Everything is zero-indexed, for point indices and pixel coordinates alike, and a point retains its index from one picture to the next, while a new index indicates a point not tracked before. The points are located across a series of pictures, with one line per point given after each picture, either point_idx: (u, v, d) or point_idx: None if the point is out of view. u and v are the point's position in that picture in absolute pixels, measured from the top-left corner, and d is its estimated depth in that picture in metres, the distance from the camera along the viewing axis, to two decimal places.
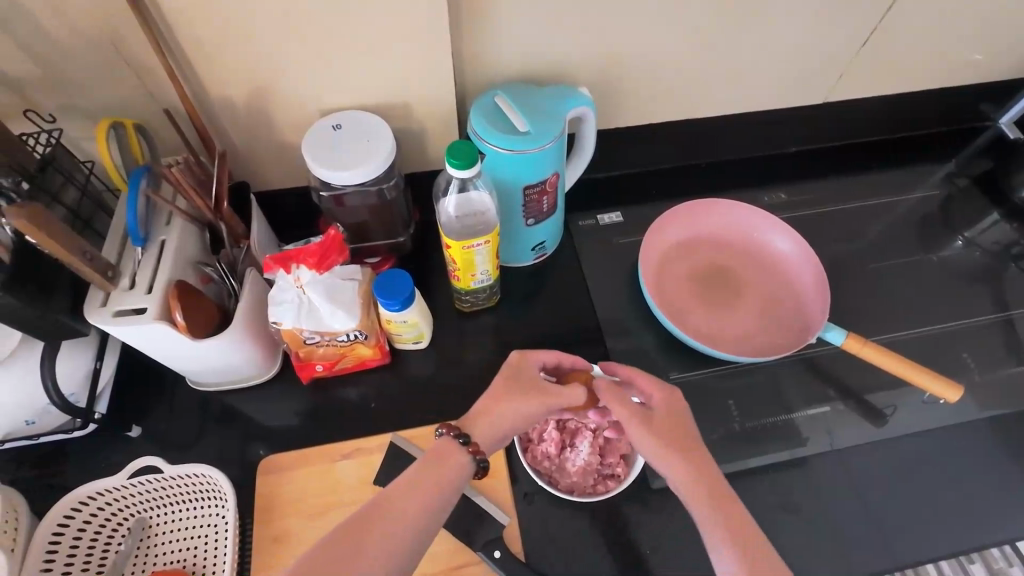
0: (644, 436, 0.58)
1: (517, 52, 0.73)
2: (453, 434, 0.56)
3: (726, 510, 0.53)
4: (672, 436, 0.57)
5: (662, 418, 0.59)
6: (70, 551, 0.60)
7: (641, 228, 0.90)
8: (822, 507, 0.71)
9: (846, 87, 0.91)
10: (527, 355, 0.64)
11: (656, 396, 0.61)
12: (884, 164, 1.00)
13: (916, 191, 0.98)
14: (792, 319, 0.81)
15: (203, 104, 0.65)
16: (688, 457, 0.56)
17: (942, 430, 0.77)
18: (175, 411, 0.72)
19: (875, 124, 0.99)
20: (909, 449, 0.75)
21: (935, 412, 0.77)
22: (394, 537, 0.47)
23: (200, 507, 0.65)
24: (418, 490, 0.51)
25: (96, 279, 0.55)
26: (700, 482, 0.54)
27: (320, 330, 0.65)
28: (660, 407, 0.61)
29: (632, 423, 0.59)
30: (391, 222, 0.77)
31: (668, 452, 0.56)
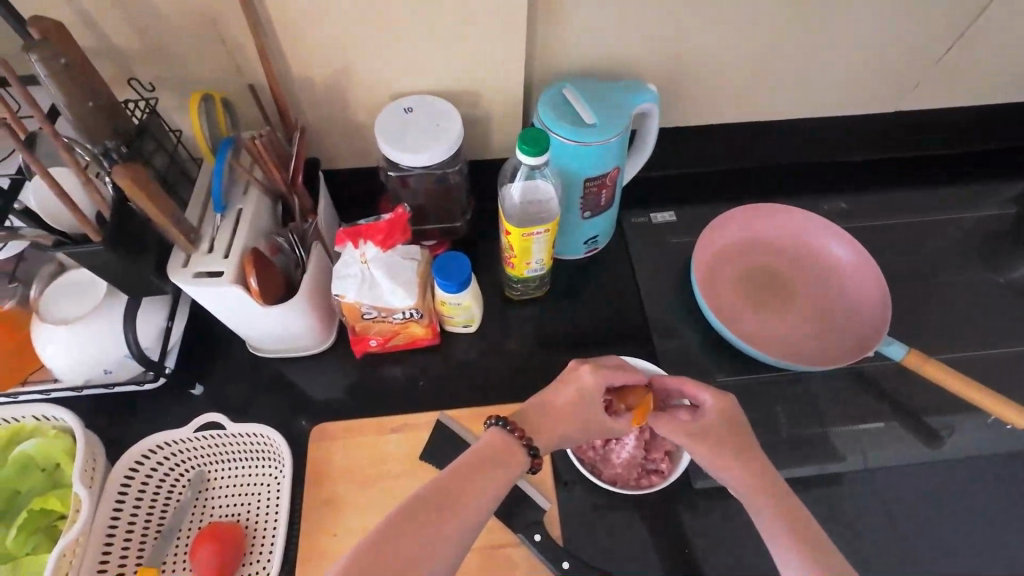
0: (701, 448, 0.58)
1: (587, 43, 0.73)
2: (502, 424, 0.57)
3: (793, 518, 0.53)
4: (730, 446, 0.58)
5: (719, 427, 0.59)
6: (138, 494, 0.64)
7: (694, 230, 0.90)
8: (866, 523, 0.70)
9: (919, 94, 0.89)
10: (597, 371, 0.61)
11: (709, 401, 0.60)
12: (952, 179, 0.97)
13: (987, 207, 0.94)
14: (849, 330, 0.79)
15: (285, 82, 0.68)
16: (748, 467, 0.56)
17: (998, 456, 0.74)
18: (236, 373, 0.76)
19: (945, 135, 0.96)
20: (962, 473, 0.73)
21: (993, 438, 0.75)
22: (451, 531, 0.48)
23: (255, 465, 0.68)
24: (478, 479, 0.52)
25: (180, 241, 0.59)
26: (762, 492, 0.55)
27: (378, 305, 0.67)
28: (715, 418, 0.60)
29: (689, 437, 0.59)
30: (448, 207, 0.79)
31: (728, 463, 0.57)
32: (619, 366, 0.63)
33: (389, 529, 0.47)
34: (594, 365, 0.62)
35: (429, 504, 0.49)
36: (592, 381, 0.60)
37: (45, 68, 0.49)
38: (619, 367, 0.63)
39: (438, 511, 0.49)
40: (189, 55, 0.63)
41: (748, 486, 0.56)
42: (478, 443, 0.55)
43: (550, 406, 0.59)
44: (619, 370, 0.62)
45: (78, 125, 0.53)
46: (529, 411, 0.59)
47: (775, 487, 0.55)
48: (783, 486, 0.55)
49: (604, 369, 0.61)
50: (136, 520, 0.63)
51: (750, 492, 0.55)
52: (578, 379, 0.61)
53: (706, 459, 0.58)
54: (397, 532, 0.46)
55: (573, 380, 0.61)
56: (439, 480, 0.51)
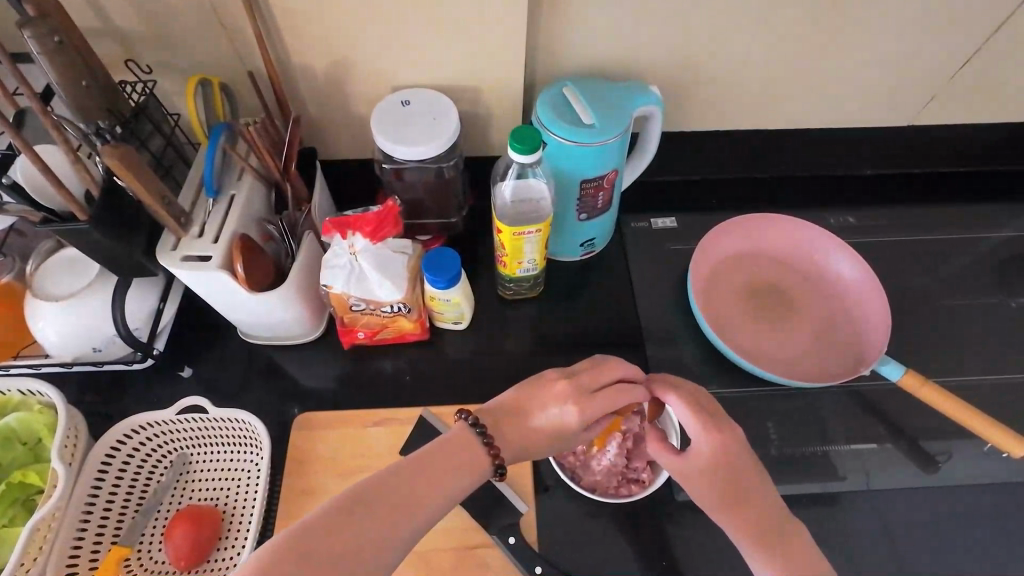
0: (692, 483, 0.56)
1: (592, 43, 0.73)
2: (469, 421, 0.56)
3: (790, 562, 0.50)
4: (723, 486, 0.54)
5: (712, 466, 0.54)
6: (119, 474, 0.64)
7: (695, 237, 0.88)
8: (856, 546, 0.68)
9: (934, 108, 0.87)
10: (583, 408, 0.57)
11: (702, 439, 0.55)
12: (967, 197, 0.94)
13: (1003, 228, 0.91)
14: (847, 348, 0.77)
15: (285, 70, 0.68)
16: (743, 506, 0.53)
17: (998, 486, 0.72)
18: (225, 358, 0.76)
19: (962, 151, 0.93)
20: (959, 501, 0.71)
21: (994, 467, 0.73)
22: (411, 519, 0.48)
23: (236, 451, 0.68)
24: (438, 475, 0.51)
25: (169, 223, 0.59)
26: (757, 533, 0.52)
27: (367, 298, 0.67)
28: (707, 457, 0.55)
29: (679, 470, 0.57)
30: (444, 203, 0.78)
31: (721, 503, 0.54)
32: (607, 397, 0.58)
33: (351, 505, 0.47)
34: (579, 399, 0.58)
35: (388, 491, 0.49)
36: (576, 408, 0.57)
37: (38, 45, 0.49)
38: (610, 395, 0.58)
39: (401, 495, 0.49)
40: (190, 40, 0.64)
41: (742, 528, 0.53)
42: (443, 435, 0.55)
43: (529, 425, 0.57)
44: (610, 404, 0.58)
45: (71, 103, 0.53)
46: (507, 412, 0.58)
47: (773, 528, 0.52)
48: (783, 525, 0.53)
49: (590, 408, 0.57)
50: (115, 497, 0.63)
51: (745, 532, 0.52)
52: (562, 411, 0.58)
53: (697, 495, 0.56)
54: (359, 509, 0.47)
55: (557, 409, 0.58)
56: (407, 464, 0.51)
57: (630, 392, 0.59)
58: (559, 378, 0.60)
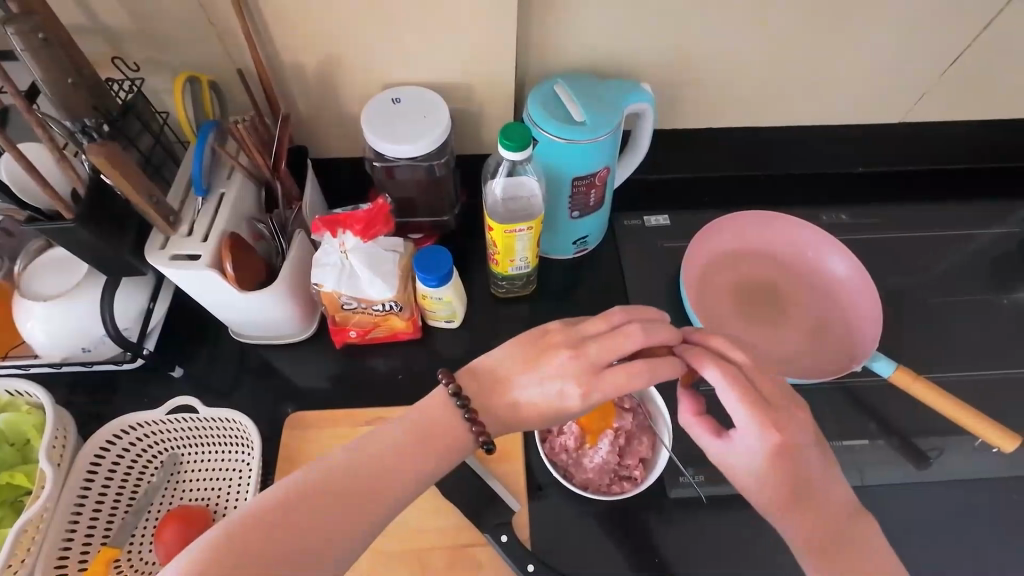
0: (752, 486, 0.53)
1: (583, 41, 0.73)
2: (449, 387, 0.55)
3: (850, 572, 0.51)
4: (789, 494, 0.52)
5: (772, 472, 0.52)
6: (109, 474, 0.63)
7: (687, 235, 0.88)
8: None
9: (926, 105, 0.87)
10: (585, 389, 0.54)
11: (760, 444, 0.52)
12: (960, 194, 0.94)
13: (995, 225, 0.91)
14: (841, 345, 0.77)
15: (274, 68, 0.68)
16: (808, 515, 0.52)
17: (989, 482, 0.72)
18: (216, 357, 0.75)
19: (955, 148, 0.93)
20: (950, 495, 0.71)
21: (985, 463, 0.73)
22: (391, 501, 0.50)
23: (227, 450, 0.68)
24: (418, 450, 0.52)
25: (158, 222, 0.58)
26: (817, 540, 0.52)
27: (358, 297, 0.66)
28: (767, 462, 0.52)
29: (738, 470, 0.54)
30: (437, 201, 0.78)
31: (786, 512, 0.52)
32: (615, 377, 0.54)
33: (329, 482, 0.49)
34: (583, 377, 0.55)
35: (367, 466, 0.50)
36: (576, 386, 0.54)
37: (22, 41, 0.49)
38: (621, 375, 0.54)
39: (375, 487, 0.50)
40: (178, 38, 0.63)
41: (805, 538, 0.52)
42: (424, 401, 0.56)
43: (516, 402, 0.56)
44: (618, 385, 0.54)
45: (57, 100, 0.53)
46: (495, 377, 0.57)
47: (833, 537, 0.52)
48: (839, 526, 0.52)
49: (593, 387, 0.54)
50: (105, 498, 0.63)
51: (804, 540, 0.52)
52: (562, 387, 0.55)
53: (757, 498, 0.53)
54: (331, 509, 0.47)
55: (556, 386, 0.55)
56: (380, 450, 0.51)
57: (648, 370, 0.54)
58: (563, 348, 0.56)
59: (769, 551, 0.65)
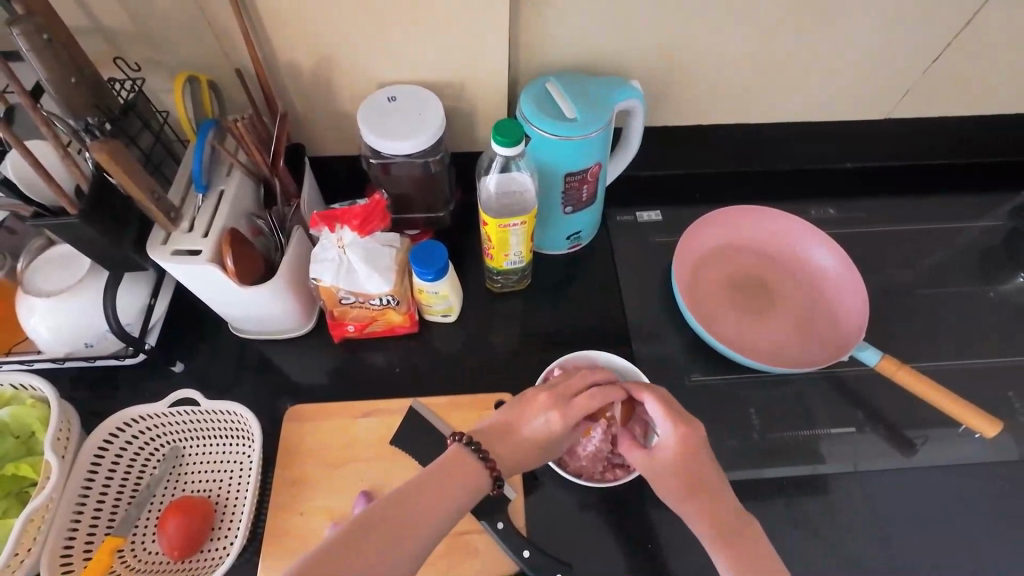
0: (660, 484, 0.56)
1: (574, 41, 0.74)
2: (463, 441, 0.57)
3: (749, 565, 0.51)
4: (693, 486, 0.55)
5: (677, 460, 0.56)
6: (112, 467, 0.65)
7: (679, 229, 0.90)
8: (835, 530, 0.70)
9: (912, 102, 0.89)
10: (564, 414, 0.60)
11: (668, 436, 0.57)
12: (946, 189, 0.96)
13: (980, 219, 0.93)
14: (829, 336, 0.79)
15: (271, 68, 0.69)
16: (711, 508, 0.54)
17: (974, 468, 0.74)
18: (216, 353, 0.77)
19: (941, 144, 0.95)
20: (934, 483, 0.73)
21: (970, 450, 0.75)
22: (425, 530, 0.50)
23: (228, 443, 0.68)
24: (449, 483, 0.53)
25: (159, 218, 0.60)
26: (719, 532, 0.53)
27: (355, 291, 0.68)
28: (672, 449, 0.56)
29: (648, 468, 0.57)
30: (433, 198, 0.80)
31: (688, 502, 0.54)
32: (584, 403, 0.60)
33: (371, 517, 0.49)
34: (560, 407, 0.60)
35: (405, 497, 0.51)
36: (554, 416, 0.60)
37: (27, 42, 0.50)
38: (585, 399, 0.61)
39: (398, 523, 0.49)
40: (177, 39, 0.65)
41: (709, 531, 0.53)
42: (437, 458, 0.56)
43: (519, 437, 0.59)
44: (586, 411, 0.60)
45: (59, 98, 0.54)
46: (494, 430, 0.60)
47: (733, 527, 0.53)
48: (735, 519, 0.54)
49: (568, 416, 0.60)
50: (108, 491, 0.64)
51: (707, 533, 0.53)
52: (545, 420, 0.60)
53: (664, 494, 0.56)
54: (374, 532, 0.48)
55: (542, 419, 0.60)
56: (417, 482, 0.53)
57: (605, 394, 0.61)
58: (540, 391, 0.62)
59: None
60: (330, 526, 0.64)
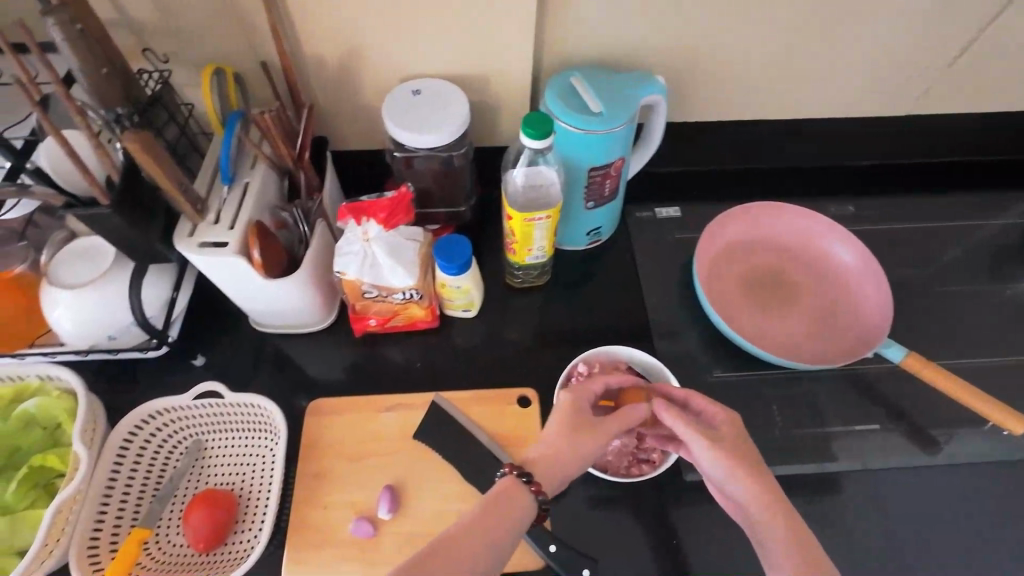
0: (726, 462, 0.56)
1: (598, 35, 0.74)
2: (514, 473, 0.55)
3: (811, 553, 0.51)
4: (748, 457, 0.57)
5: (732, 433, 0.59)
6: (136, 459, 0.65)
7: (698, 226, 0.90)
8: (849, 528, 0.69)
9: (912, 97, 0.88)
10: (574, 390, 0.62)
11: (717, 411, 0.61)
12: (946, 188, 0.96)
13: (983, 219, 0.93)
14: (851, 333, 0.79)
15: (297, 62, 0.69)
16: (764, 478, 0.55)
17: (986, 469, 0.73)
18: (237, 346, 0.76)
19: (940, 143, 0.94)
20: (947, 483, 0.73)
21: (984, 451, 0.74)
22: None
23: (251, 437, 0.69)
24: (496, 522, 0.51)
25: (186, 210, 0.59)
26: (782, 516, 0.53)
27: (379, 284, 0.68)
28: (725, 425, 0.60)
29: (712, 448, 0.57)
30: (454, 193, 0.80)
31: (743, 469, 0.56)
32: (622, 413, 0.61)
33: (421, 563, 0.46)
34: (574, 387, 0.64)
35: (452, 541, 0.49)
36: (566, 394, 0.62)
37: (61, 32, 0.50)
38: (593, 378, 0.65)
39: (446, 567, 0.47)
40: (203, 30, 0.64)
41: (773, 515, 0.53)
42: (491, 489, 0.54)
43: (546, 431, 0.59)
44: (623, 423, 0.61)
45: (92, 91, 0.54)
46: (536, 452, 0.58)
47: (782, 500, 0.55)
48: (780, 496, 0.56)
49: (606, 420, 0.60)
50: (132, 485, 0.64)
51: (771, 518, 0.53)
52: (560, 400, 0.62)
53: (727, 474, 0.56)
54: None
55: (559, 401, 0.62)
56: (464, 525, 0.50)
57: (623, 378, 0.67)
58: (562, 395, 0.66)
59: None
60: (355, 521, 0.64)
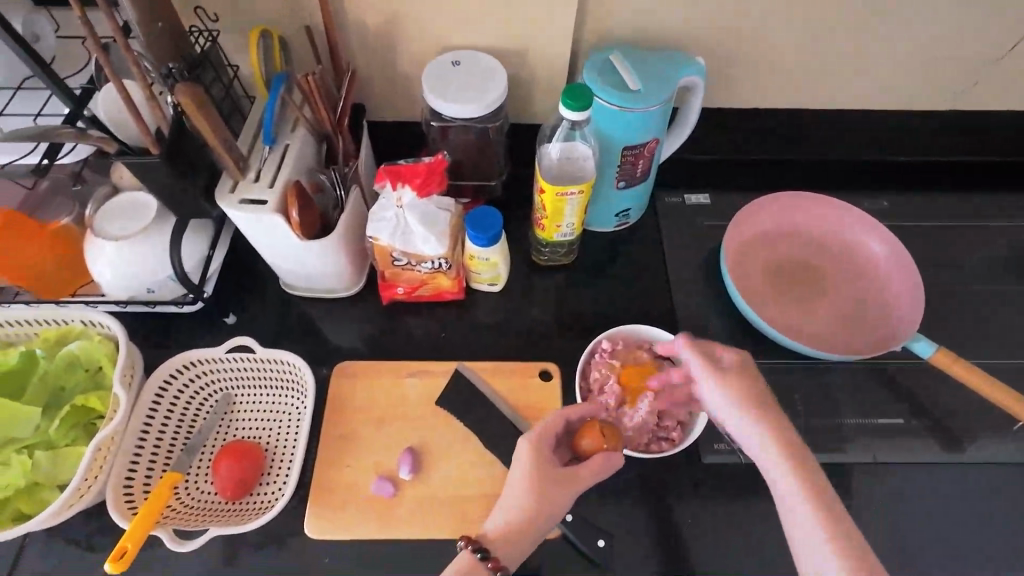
0: (778, 456, 0.53)
1: (640, 13, 0.74)
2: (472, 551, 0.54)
3: (849, 546, 0.48)
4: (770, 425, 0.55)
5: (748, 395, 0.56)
6: (171, 406, 0.67)
7: (728, 213, 0.89)
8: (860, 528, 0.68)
9: (933, 90, 0.86)
10: (533, 441, 0.60)
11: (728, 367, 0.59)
12: (947, 188, 0.93)
13: (1006, 222, 0.90)
14: (879, 327, 0.78)
15: (341, 28, 0.71)
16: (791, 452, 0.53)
17: (1006, 474, 0.72)
18: (268, 307, 0.78)
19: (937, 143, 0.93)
20: (960, 489, 0.71)
21: (999, 459, 0.73)
22: None
23: (280, 393, 0.71)
24: None
25: (230, 166, 0.61)
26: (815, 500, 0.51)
27: (408, 251, 0.69)
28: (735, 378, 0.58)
29: (762, 441, 0.54)
30: (486, 167, 0.80)
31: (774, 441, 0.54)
32: (593, 467, 0.59)
33: None
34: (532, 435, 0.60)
35: None
36: (526, 447, 0.59)
37: None
38: (551, 419, 0.61)
39: None
40: None
41: (818, 517, 0.50)
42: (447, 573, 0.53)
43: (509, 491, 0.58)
44: (586, 478, 0.58)
45: (148, 44, 0.56)
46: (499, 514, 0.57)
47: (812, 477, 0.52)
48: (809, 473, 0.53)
49: (570, 478, 0.58)
50: (165, 432, 0.66)
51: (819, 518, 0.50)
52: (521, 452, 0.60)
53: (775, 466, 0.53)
54: None
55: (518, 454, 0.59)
56: None
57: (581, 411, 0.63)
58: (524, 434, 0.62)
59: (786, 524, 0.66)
60: (377, 480, 0.66)
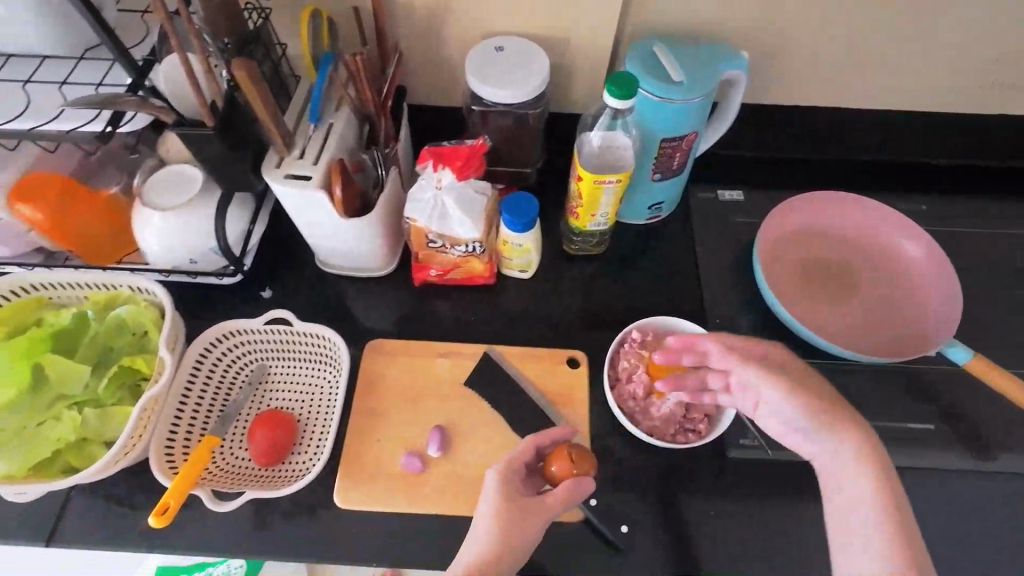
0: (847, 450, 0.57)
1: (685, 4, 0.74)
2: None
3: (905, 535, 0.54)
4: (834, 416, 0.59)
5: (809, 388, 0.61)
6: (210, 373, 0.70)
7: (761, 211, 0.88)
8: None
9: (979, 92, 0.85)
10: (501, 469, 0.59)
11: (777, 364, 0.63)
12: (947, 188, 0.91)
13: None
14: (913, 331, 0.77)
15: (389, 10, 0.72)
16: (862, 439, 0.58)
17: None
18: (303, 282, 0.80)
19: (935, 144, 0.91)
20: (987, 500, 0.70)
21: None
22: None
23: (314, 366, 0.73)
24: None
25: (277, 141, 0.63)
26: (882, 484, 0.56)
27: (444, 234, 0.70)
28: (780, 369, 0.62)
29: (831, 444, 0.58)
30: (522, 154, 0.81)
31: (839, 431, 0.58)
32: (562, 494, 0.58)
33: None
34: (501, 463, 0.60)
35: None
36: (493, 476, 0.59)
37: None
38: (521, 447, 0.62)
39: None
40: None
41: (878, 509, 0.55)
42: None
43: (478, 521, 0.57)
44: (555, 504, 0.57)
45: (206, 19, 0.58)
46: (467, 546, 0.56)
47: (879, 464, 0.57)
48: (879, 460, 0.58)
49: (540, 505, 0.57)
50: (203, 398, 0.69)
51: (885, 518, 0.54)
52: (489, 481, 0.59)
53: (847, 469, 0.57)
54: None
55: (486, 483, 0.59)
56: None
57: (550, 437, 0.63)
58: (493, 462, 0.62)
59: (808, 522, 0.66)
60: (405, 455, 0.67)
